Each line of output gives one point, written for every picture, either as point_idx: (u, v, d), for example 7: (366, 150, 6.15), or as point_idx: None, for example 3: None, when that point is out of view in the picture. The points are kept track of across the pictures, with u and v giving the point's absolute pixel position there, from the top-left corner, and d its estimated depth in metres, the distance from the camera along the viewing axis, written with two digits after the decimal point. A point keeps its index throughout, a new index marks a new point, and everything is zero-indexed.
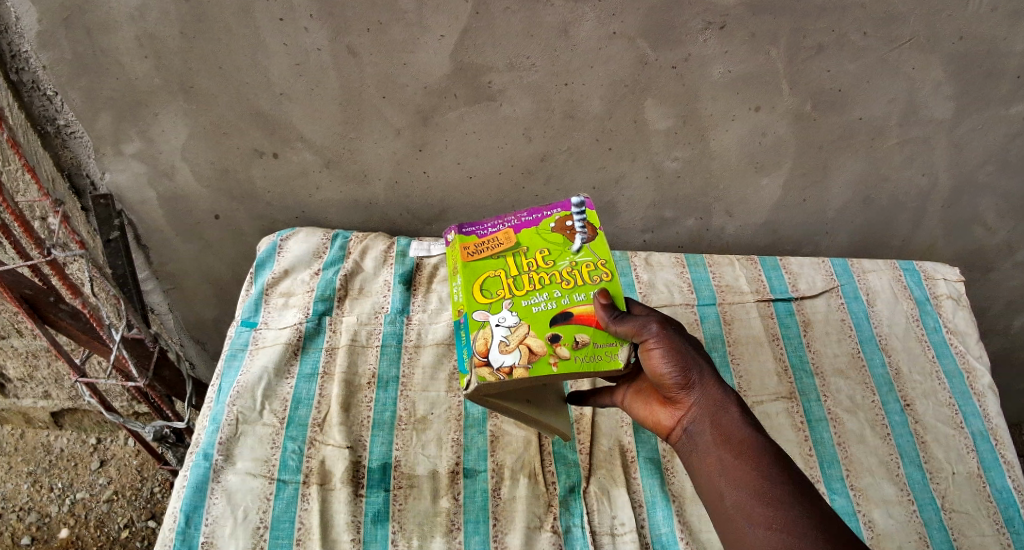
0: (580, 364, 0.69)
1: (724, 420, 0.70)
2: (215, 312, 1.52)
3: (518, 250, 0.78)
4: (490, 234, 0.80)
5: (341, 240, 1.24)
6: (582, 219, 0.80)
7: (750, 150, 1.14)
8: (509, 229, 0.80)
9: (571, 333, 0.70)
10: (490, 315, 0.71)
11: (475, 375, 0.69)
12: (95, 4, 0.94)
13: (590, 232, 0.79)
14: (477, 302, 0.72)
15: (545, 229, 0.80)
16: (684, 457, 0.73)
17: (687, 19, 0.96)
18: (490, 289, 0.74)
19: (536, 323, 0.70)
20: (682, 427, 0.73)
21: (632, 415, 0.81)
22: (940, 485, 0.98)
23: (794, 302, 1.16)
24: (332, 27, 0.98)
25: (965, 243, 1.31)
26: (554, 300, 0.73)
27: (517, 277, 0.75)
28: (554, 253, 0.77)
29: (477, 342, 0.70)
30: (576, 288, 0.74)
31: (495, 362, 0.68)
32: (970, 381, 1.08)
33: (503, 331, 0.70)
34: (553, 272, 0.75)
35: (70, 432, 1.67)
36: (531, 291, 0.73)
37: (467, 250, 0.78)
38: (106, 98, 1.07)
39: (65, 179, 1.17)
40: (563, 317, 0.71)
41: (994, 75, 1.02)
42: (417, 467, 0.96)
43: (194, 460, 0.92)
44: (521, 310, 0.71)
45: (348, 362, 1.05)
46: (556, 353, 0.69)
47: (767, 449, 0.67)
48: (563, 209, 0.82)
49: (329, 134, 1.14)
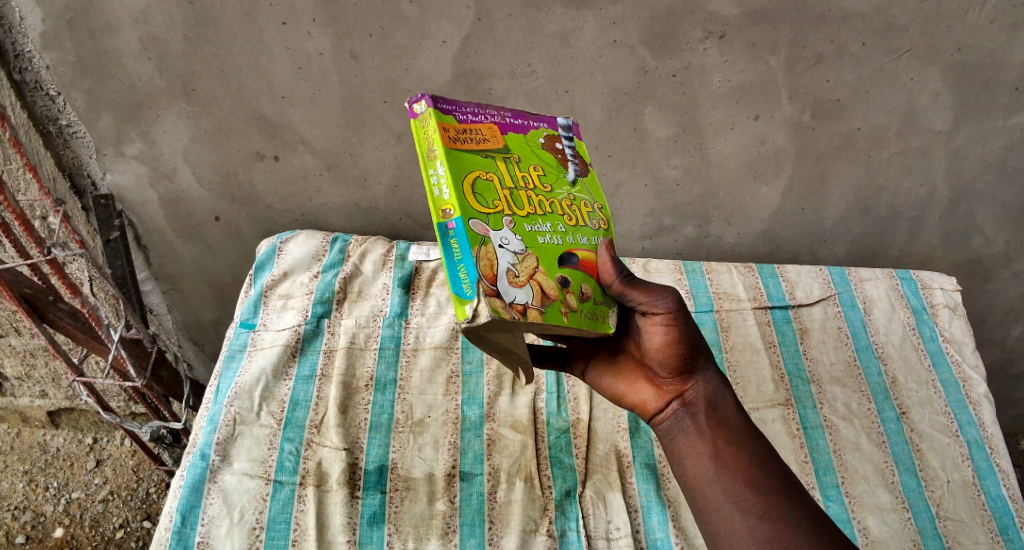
0: (586, 319, 0.59)
1: (721, 407, 0.70)
2: (214, 314, 1.52)
3: (509, 158, 0.61)
4: (472, 123, 0.60)
5: (341, 244, 1.24)
6: (573, 146, 0.68)
7: (749, 158, 1.15)
8: (494, 125, 0.62)
9: (578, 281, 0.60)
10: (492, 231, 0.54)
11: (485, 304, 0.50)
12: (100, 5, 0.95)
13: (582, 167, 0.68)
14: (473, 210, 0.54)
15: (534, 142, 0.65)
16: (670, 439, 0.71)
17: (686, 28, 0.97)
18: (485, 198, 0.56)
19: (543, 258, 0.57)
20: (673, 407, 0.71)
21: (609, 393, 0.75)
22: (935, 493, 0.98)
23: (792, 309, 1.17)
24: (335, 31, 0.99)
25: (962, 253, 1.32)
26: (559, 236, 0.60)
27: (512, 192, 0.59)
28: (548, 177, 0.63)
29: (483, 264, 0.52)
30: (577, 228, 0.62)
31: (507, 296, 0.52)
32: (965, 390, 1.08)
33: (512, 259, 0.54)
34: (551, 201, 0.62)
35: (66, 432, 1.67)
36: (532, 216, 0.59)
37: (447, 133, 0.57)
38: (109, 99, 1.07)
39: (66, 179, 1.17)
40: (570, 259, 0.60)
41: (991, 87, 1.03)
42: (413, 470, 0.96)
43: (191, 460, 0.92)
44: (524, 237, 0.57)
45: (346, 365, 1.06)
46: (567, 302, 0.57)
47: (758, 438, 0.68)
48: (553, 126, 0.68)
49: (330, 138, 1.14)
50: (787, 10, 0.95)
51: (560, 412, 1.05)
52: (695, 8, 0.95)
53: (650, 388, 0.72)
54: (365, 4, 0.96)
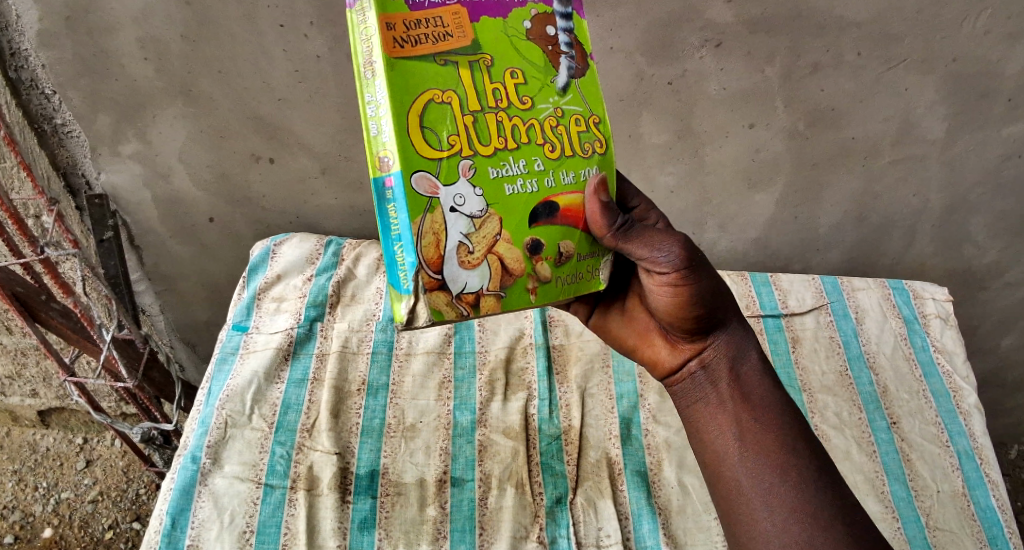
0: (563, 285, 0.56)
1: (744, 372, 0.66)
2: (207, 315, 1.51)
3: (479, 60, 0.51)
4: (429, 10, 0.48)
5: (334, 247, 1.24)
6: (567, 32, 0.56)
7: (744, 167, 1.15)
8: (462, 8, 0.50)
9: (555, 240, 0.54)
10: (442, 187, 0.47)
11: (424, 304, 0.47)
12: (99, 5, 0.95)
13: (579, 63, 0.56)
14: (420, 159, 0.47)
15: (515, 28, 0.53)
16: (687, 402, 0.68)
17: (683, 36, 0.98)
18: (438, 135, 0.48)
19: (509, 216, 0.51)
20: (690, 369, 0.67)
21: (624, 347, 0.72)
22: (925, 502, 0.99)
23: (784, 318, 1.17)
24: (333, 34, 1.00)
25: (955, 263, 1.32)
26: (535, 179, 0.52)
27: (476, 117, 0.50)
28: (530, 85, 0.53)
29: (425, 247, 0.47)
30: (561, 162, 0.54)
31: (453, 286, 0.49)
32: (956, 400, 1.09)
33: (463, 231, 0.48)
34: (531, 122, 0.53)
35: (57, 431, 1.66)
36: (501, 152, 0.51)
37: (392, 35, 0.46)
38: (105, 99, 1.07)
39: (60, 178, 1.17)
40: (545, 212, 0.53)
41: (986, 99, 1.04)
42: (405, 475, 0.96)
43: (182, 462, 0.92)
44: (489, 186, 0.50)
45: (338, 369, 1.06)
46: (536, 274, 0.53)
47: (789, 419, 0.63)
48: (545, 2, 0.55)
49: (326, 141, 1.14)
50: (784, 19, 0.95)
51: (552, 419, 1.05)
52: (693, 16, 0.95)
53: (665, 347, 0.69)
54: None
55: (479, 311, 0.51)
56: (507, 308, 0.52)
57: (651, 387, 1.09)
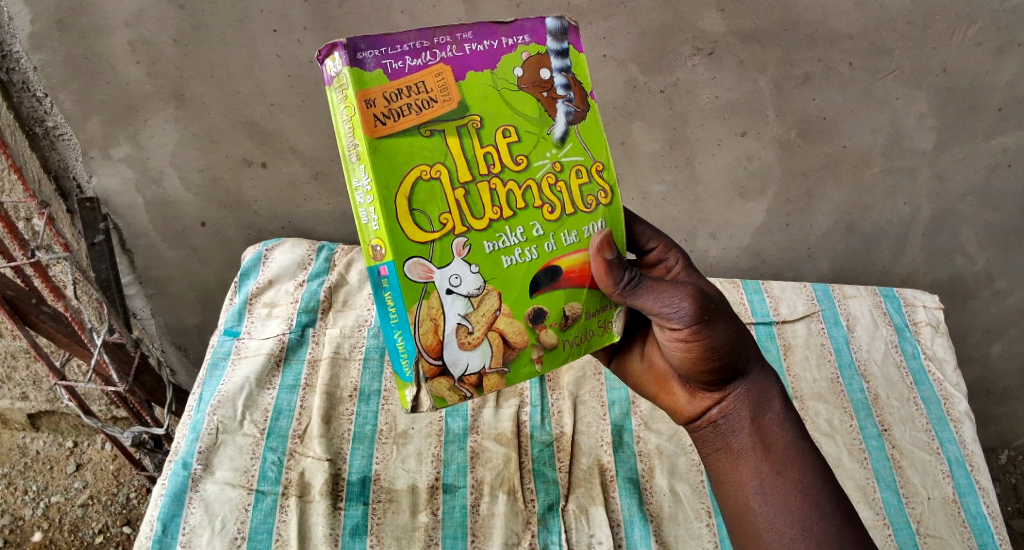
0: (570, 347, 0.59)
1: (765, 422, 0.68)
2: (198, 319, 1.51)
3: (467, 124, 0.51)
4: (411, 75, 0.48)
5: (326, 252, 1.23)
6: (563, 72, 0.56)
7: (736, 175, 1.15)
8: (446, 66, 0.49)
9: (558, 304, 0.57)
10: (436, 270, 0.50)
11: (427, 392, 0.52)
12: (92, 8, 0.95)
13: (577, 105, 0.57)
14: (412, 244, 0.48)
15: (505, 78, 0.52)
16: (710, 449, 0.71)
17: (676, 44, 0.98)
18: (430, 215, 0.49)
19: (507, 289, 0.54)
20: (710, 418, 0.70)
21: (647, 391, 0.76)
22: (916, 509, 0.99)
23: (775, 326, 1.17)
24: (326, 41, 1.00)
25: (945, 272, 1.33)
26: (534, 246, 0.55)
27: (468, 188, 0.51)
28: (524, 142, 0.54)
29: (424, 336, 0.50)
30: (562, 223, 0.56)
31: (454, 369, 0.53)
32: (946, 408, 1.10)
33: (461, 312, 0.51)
34: (527, 183, 0.54)
35: (46, 435, 1.65)
36: (496, 223, 0.53)
37: (372, 113, 0.46)
38: (98, 102, 1.07)
39: (51, 181, 1.17)
40: (546, 278, 0.56)
41: (977, 109, 1.04)
42: (396, 482, 0.96)
43: (173, 468, 0.91)
44: (486, 263, 0.52)
45: (330, 375, 1.06)
46: (540, 343, 0.57)
47: (814, 469, 0.64)
48: (537, 43, 0.54)
49: (318, 147, 1.14)
50: (776, 29, 0.96)
51: (544, 425, 1.05)
52: (685, 25, 0.96)
53: (685, 394, 0.72)
54: (357, 14, 0.96)
55: (482, 388, 0.55)
56: (511, 381, 0.56)
57: None
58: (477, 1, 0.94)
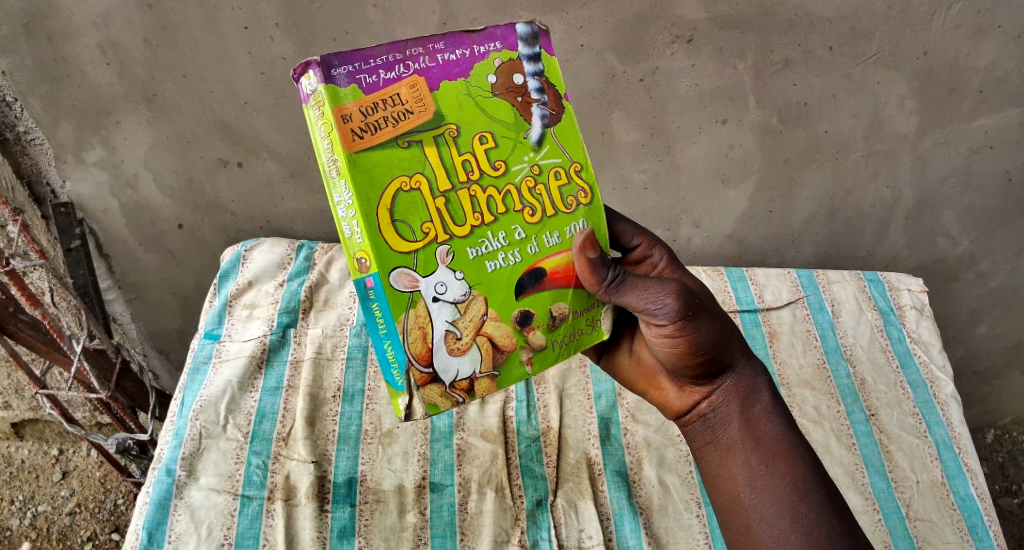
0: (559, 347, 0.58)
1: (754, 415, 0.67)
2: (180, 323, 1.48)
3: (444, 132, 0.50)
4: (386, 89, 0.48)
5: (306, 251, 1.22)
6: (536, 77, 0.54)
7: (717, 163, 1.15)
8: (419, 78, 0.49)
9: (545, 305, 0.56)
10: (422, 279, 0.49)
11: (419, 399, 0.51)
12: (58, 9, 0.93)
13: (553, 108, 0.55)
14: (395, 255, 0.48)
15: (479, 85, 0.52)
16: (699, 443, 0.70)
17: (654, 33, 0.97)
18: (412, 225, 0.49)
19: (493, 293, 0.53)
20: (699, 411, 0.69)
21: (637, 386, 0.76)
22: (905, 493, 0.99)
23: (760, 313, 1.17)
24: (298, 37, 0.98)
25: (928, 254, 1.33)
26: (517, 249, 0.54)
27: (448, 196, 0.51)
28: (501, 147, 0.53)
29: (413, 344, 0.50)
30: (544, 224, 0.55)
31: (445, 375, 0.52)
32: (933, 391, 1.10)
33: (448, 319, 0.51)
34: (506, 188, 0.53)
35: (31, 444, 1.62)
36: (478, 229, 0.52)
37: (349, 128, 0.46)
38: (68, 105, 1.05)
39: (25, 188, 1.15)
40: (531, 280, 0.55)
41: (956, 91, 1.04)
42: (383, 481, 0.95)
43: (157, 475, 0.89)
44: (470, 269, 0.51)
45: (313, 376, 1.04)
46: (529, 344, 0.56)
47: (804, 459, 0.64)
48: (509, 49, 0.53)
49: (294, 145, 1.12)
50: (754, 16, 0.95)
51: (530, 420, 1.04)
52: (662, 13, 0.95)
53: (673, 388, 0.72)
54: (329, 9, 0.95)
55: (474, 393, 0.54)
56: (503, 384, 0.55)
57: None
58: None
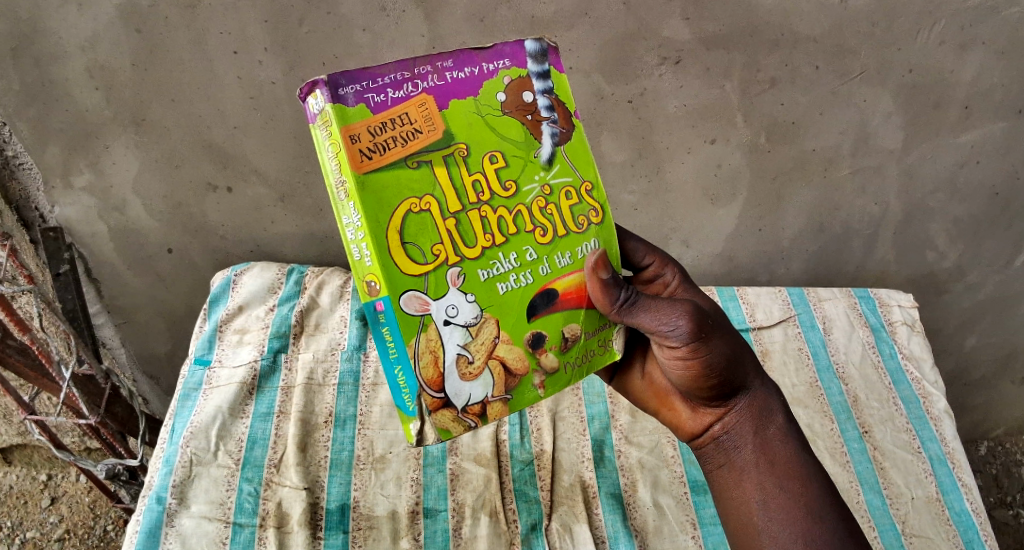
0: (572, 369, 0.57)
1: (768, 437, 0.67)
2: (168, 346, 1.47)
3: (453, 152, 0.50)
4: (394, 108, 0.48)
5: (296, 275, 1.21)
6: (545, 94, 0.55)
7: (706, 181, 1.15)
8: (428, 96, 0.49)
9: (557, 327, 0.56)
10: (433, 302, 0.49)
11: (431, 425, 0.51)
12: (45, 35, 0.93)
13: (563, 126, 0.55)
14: (405, 278, 0.48)
15: (488, 103, 0.52)
16: (713, 466, 0.70)
17: (642, 53, 0.98)
18: (422, 247, 0.49)
19: (505, 315, 0.52)
20: (713, 434, 0.69)
21: (650, 406, 0.75)
22: (900, 510, 0.99)
23: (751, 332, 1.17)
24: (286, 60, 0.98)
25: (917, 267, 1.34)
26: (529, 270, 0.54)
27: (459, 217, 0.51)
28: (512, 167, 0.53)
29: (424, 369, 0.49)
30: (555, 245, 0.55)
31: (457, 400, 0.51)
32: (925, 406, 1.10)
33: (460, 343, 0.51)
34: (517, 208, 0.53)
35: (19, 469, 1.60)
36: (489, 250, 0.52)
37: (357, 149, 0.46)
38: (56, 129, 1.04)
39: (13, 212, 1.14)
40: (543, 302, 0.54)
41: (941, 107, 1.05)
42: (375, 508, 0.94)
43: (146, 504, 0.88)
44: (481, 292, 0.51)
45: (304, 402, 1.03)
46: (541, 367, 0.55)
47: (818, 480, 0.64)
48: (518, 67, 0.54)
49: (283, 169, 1.12)
50: (740, 35, 0.96)
51: (523, 444, 1.04)
52: (650, 33, 0.96)
53: (686, 409, 0.71)
54: (317, 33, 0.95)
55: (487, 417, 0.53)
56: (515, 408, 0.54)
57: (622, 407, 1.08)
58: (439, 16, 0.93)
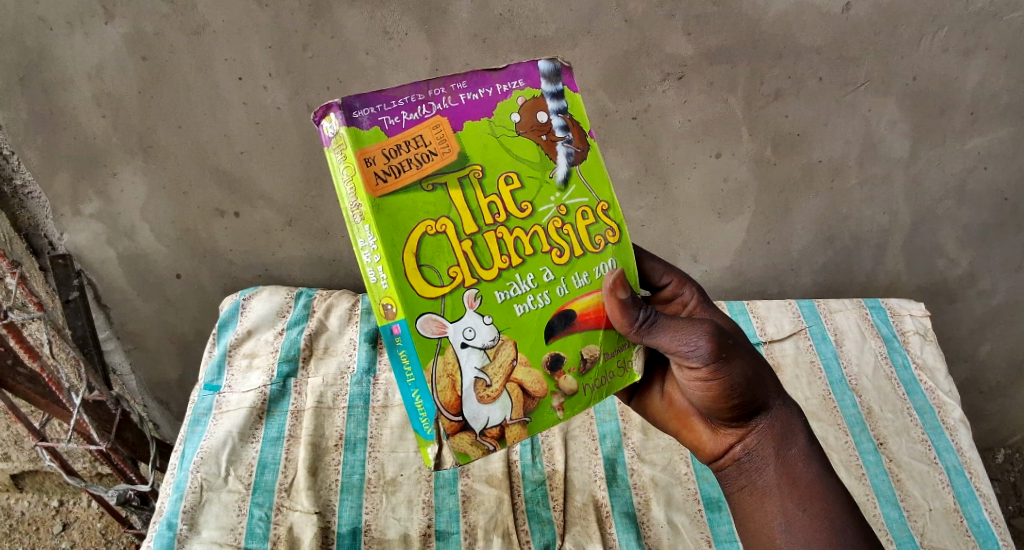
0: (591, 391, 0.56)
1: (790, 458, 0.66)
2: (178, 372, 1.47)
3: (468, 174, 0.51)
4: (408, 130, 0.48)
5: (305, 298, 1.22)
6: (560, 114, 0.55)
7: (712, 195, 1.15)
8: (442, 118, 0.50)
9: (575, 349, 0.55)
10: (449, 324, 0.49)
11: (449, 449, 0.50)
12: (53, 66, 0.94)
13: (578, 145, 0.55)
14: (422, 300, 0.48)
15: (504, 124, 0.52)
16: (733, 486, 0.69)
17: (645, 70, 0.98)
18: (438, 269, 0.49)
19: (522, 337, 0.52)
20: (733, 454, 0.68)
21: (669, 427, 0.75)
22: (918, 522, 0.97)
23: (764, 346, 1.16)
24: (291, 85, 0.99)
25: (927, 275, 1.33)
26: (546, 291, 0.53)
27: (475, 239, 0.51)
28: (527, 188, 0.53)
29: (442, 394, 0.49)
30: (572, 265, 0.55)
31: (475, 423, 0.51)
32: (941, 416, 1.09)
33: (477, 365, 0.50)
34: (534, 229, 0.53)
35: (30, 495, 1.60)
36: (506, 271, 0.52)
37: (372, 171, 0.47)
38: (65, 158, 1.05)
39: (22, 239, 1.14)
40: (560, 323, 0.54)
41: (947, 113, 1.05)
42: (387, 531, 0.94)
43: (157, 529, 0.88)
44: (499, 314, 0.51)
45: (314, 425, 1.03)
46: (560, 390, 0.54)
47: (837, 499, 0.63)
48: (532, 87, 0.54)
49: (290, 192, 1.12)
50: (742, 48, 0.96)
51: (535, 464, 1.03)
52: (652, 49, 0.96)
53: (707, 430, 0.71)
54: (322, 57, 0.96)
55: (505, 440, 0.53)
56: (534, 430, 0.54)
57: (634, 425, 1.08)
58: (443, 38, 0.94)
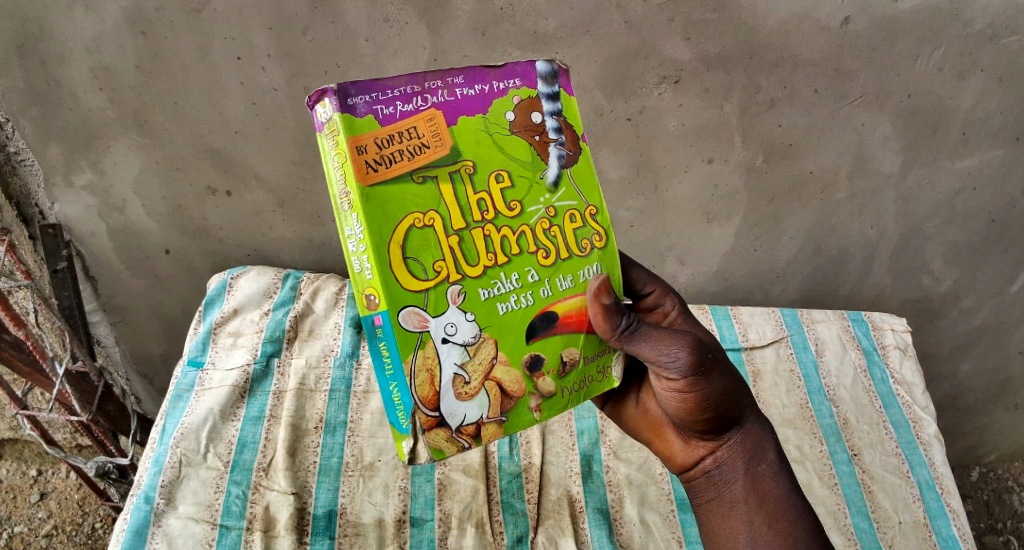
0: (570, 393, 0.57)
1: (759, 474, 0.67)
2: (162, 347, 1.47)
3: (459, 169, 0.51)
4: (402, 121, 0.49)
5: (293, 280, 1.22)
6: (554, 115, 0.56)
7: (702, 201, 1.16)
8: (437, 111, 0.50)
9: (556, 350, 0.56)
10: (431, 319, 0.49)
11: (424, 445, 0.51)
12: (51, 35, 0.94)
13: (570, 148, 0.56)
14: (406, 293, 0.48)
15: (497, 122, 0.53)
16: (700, 498, 0.70)
17: (643, 72, 0.99)
18: (423, 263, 0.49)
19: (504, 336, 0.53)
20: (703, 467, 0.69)
21: (642, 435, 0.76)
22: (887, 534, 0.99)
23: (745, 352, 1.17)
24: (290, 67, 0.99)
25: (912, 291, 1.34)
26: (530, 292, 0.54)
27: (462, 235, 0.51)
28: (518, 187, 0.54)
29: (420, 388, 0.49)
30: (557, 268, 0.56)
31: (452, 420, 0.52)
32: (916, 430, 1.10)
33: (457, 362, 0.51)
34: (521, 228, 0.54)
35: (10, 463, 1.60)
36: (491, 269, 0.52)
37: (363, 160, 0.47)
38: (59, 129, 1.05)
39: (13, 208, 1.14)
40: (543, 324, 0.55)
41: (939, 133, 1.06)
42: (363, 515, 0.94)
43: (135, 502, 0.88)
44: (482, 312, 0.52)
45: (296, 407, 1.04)
46: (538, 391, 0.55)
47: (801, 513, 0.64)
48: (529, 86, 0.55)
49: (284, 174, 1.12)
50: (741, 56, 0.97)
51: (512, 456, 1.04)
52: (650, 52, 0.97)
53: (679, 442, 0.72)
54: (322, 41, 0.96)
55: (481, 439, 0.53)
56: (511, 431, 0.54)
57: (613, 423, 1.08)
58: (443, 29, 0.94)
